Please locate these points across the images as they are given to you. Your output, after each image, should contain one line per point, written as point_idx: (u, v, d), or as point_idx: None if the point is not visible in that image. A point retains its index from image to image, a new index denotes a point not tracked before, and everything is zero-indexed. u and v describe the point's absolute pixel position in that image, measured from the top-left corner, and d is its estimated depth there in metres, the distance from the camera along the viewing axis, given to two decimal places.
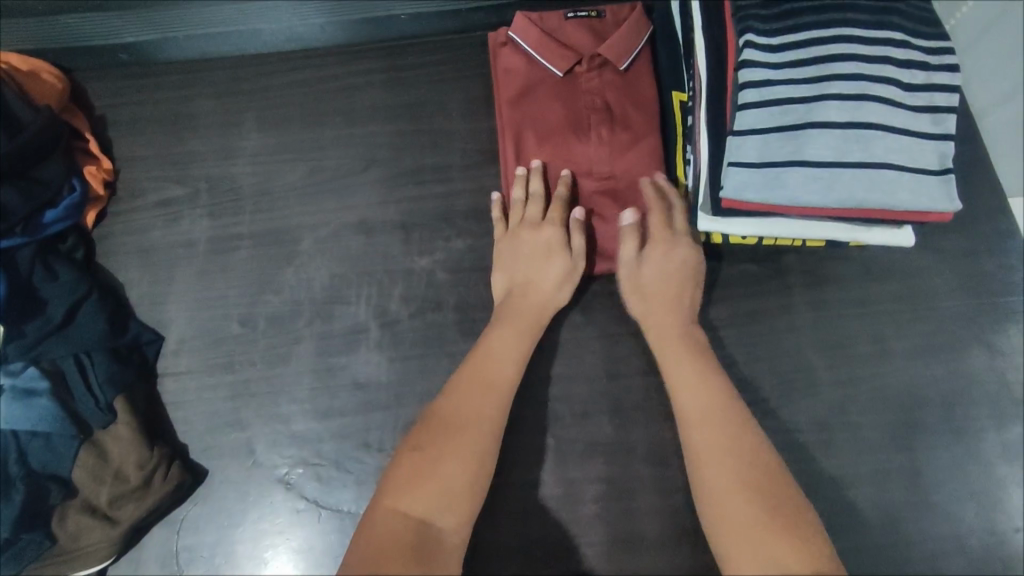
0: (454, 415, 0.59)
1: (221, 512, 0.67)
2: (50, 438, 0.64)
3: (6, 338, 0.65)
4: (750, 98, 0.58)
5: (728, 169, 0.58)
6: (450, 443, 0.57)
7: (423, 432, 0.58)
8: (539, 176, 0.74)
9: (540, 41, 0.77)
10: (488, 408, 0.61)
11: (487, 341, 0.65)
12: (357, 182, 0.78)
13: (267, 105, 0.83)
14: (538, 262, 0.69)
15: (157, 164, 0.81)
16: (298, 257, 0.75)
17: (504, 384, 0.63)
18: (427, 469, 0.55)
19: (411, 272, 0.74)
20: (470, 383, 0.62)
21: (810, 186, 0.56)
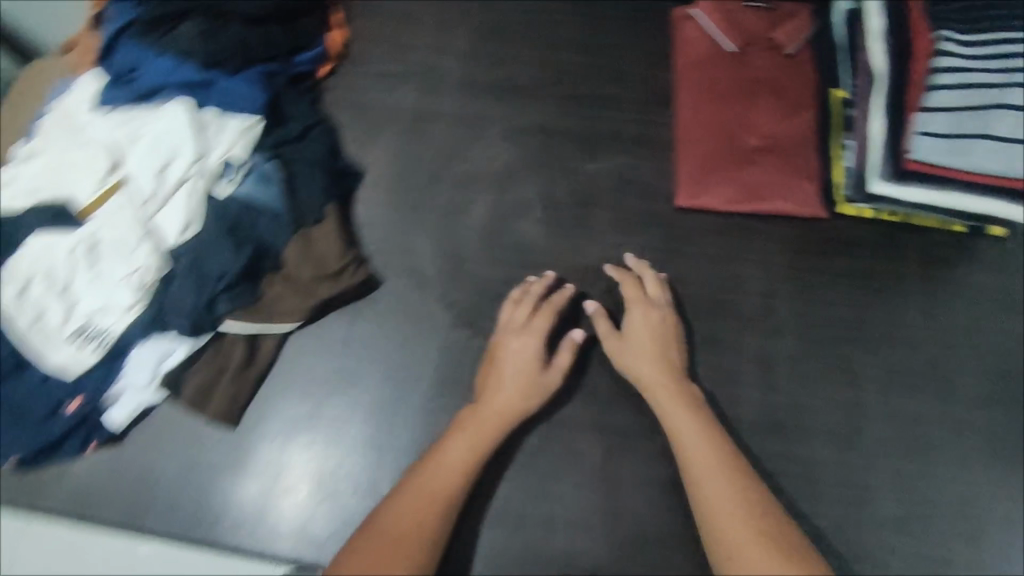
0: (412, 498, 0.64)
1: (389, 318, 0.79)
2: (274, 219, 0.77)
3: (262, 133, 0.80)
4: (946, 80, 0.71)
5: (918, 138, 0.73)
6: (412, 528, 0.62)
7: (383, 525, 0.62)
8: (536, 282, 0.78)
9: (722, 22, 0.92)
10: (452, 478, 0.66)
11: (439, 448, 0.68)
12: (544, 95, 0.92)
13: (479, 19, 0.97)
14: (517, 371, 0.72)
15: (383, 46, 0.96)
16: (487, 140, 0.89)
17: (472, 450, 0.68)
18: (395, 547, 0.61)
19: (579, 172, 0.87)
20: (411, 489, 0.65)
21: (989, 154, 0.70)
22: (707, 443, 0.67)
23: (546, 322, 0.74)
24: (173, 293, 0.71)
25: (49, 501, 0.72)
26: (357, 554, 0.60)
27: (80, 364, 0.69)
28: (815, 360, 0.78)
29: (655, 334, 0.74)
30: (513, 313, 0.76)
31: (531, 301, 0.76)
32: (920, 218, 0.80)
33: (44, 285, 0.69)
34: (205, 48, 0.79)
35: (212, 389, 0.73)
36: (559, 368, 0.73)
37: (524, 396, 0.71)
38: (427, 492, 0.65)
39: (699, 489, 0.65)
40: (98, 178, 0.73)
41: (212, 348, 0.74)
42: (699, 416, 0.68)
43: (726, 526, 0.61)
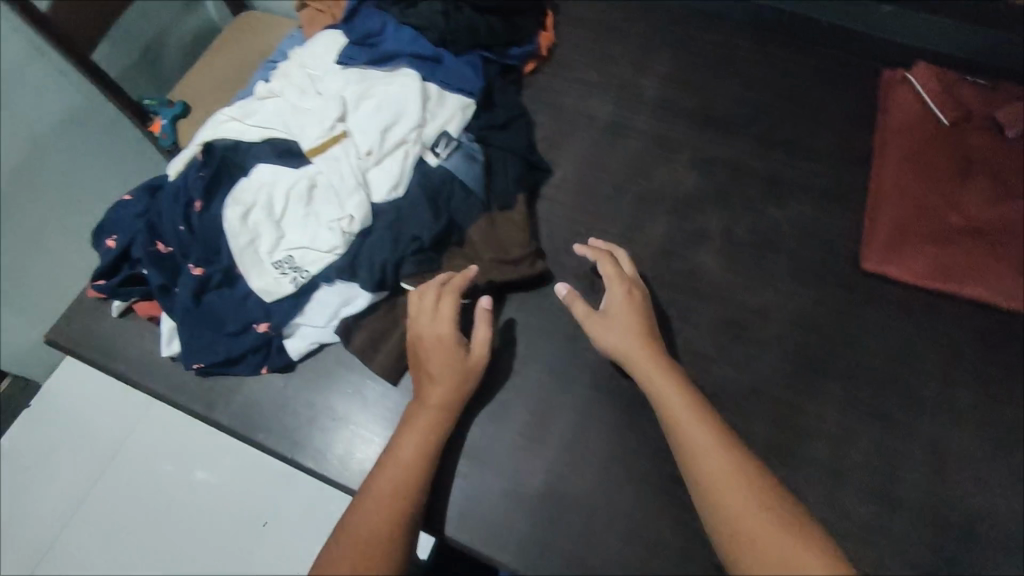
0: (382, 488, 0.64)
1: (554, 315, 0.80)
2: (470, 197, 0.80)
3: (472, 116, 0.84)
4: None
5: None
6: (380, 523, 0.61)
7: (357, 518, 0.62)
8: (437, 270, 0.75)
9: (941, 93, 0.89)
10: (410, 457, 0.66)
11: (391, 448, 0.67)
12: (738, 130, 0.91)
13: (684, 45, 0.98)
14: (439, 361, 0.70)
15: (587, 55, 0.98)
16: (674, 163, 0.90)
17: (418, 442, 0.67)
18: (373, 543, 0.60)
19: (761, 214, 0.86)
20: (374, 489, 0.64)
21: None
22: (693, 420, 0.64)
23: (485, 328, 0.73)
24: (370, 245, 0.75)
25: (214, 412, 0.75)
26: (334, 547, 0.60)
27: (277, 290, 0.74)
28: (990, 461, 0.72)
29: (637, 321, 0.72)
30: (418, 294, 0.74)
31: (440, 285, 0.73)
32: None
33: (262, 213, 0.74)
34: (442, 26, 0.83)
35: (382, 342, 0.77)
36: (468, 363, 0.71)
37: (457, 388, 0.70)
38: (394, 484, 0.64)
39: (694, 468, 0.62)
40: (326, 125, 0.78)
41: (388, 304, 0.78)
42: (682, 421, 0.64)
43: (731, 509, 0.58)
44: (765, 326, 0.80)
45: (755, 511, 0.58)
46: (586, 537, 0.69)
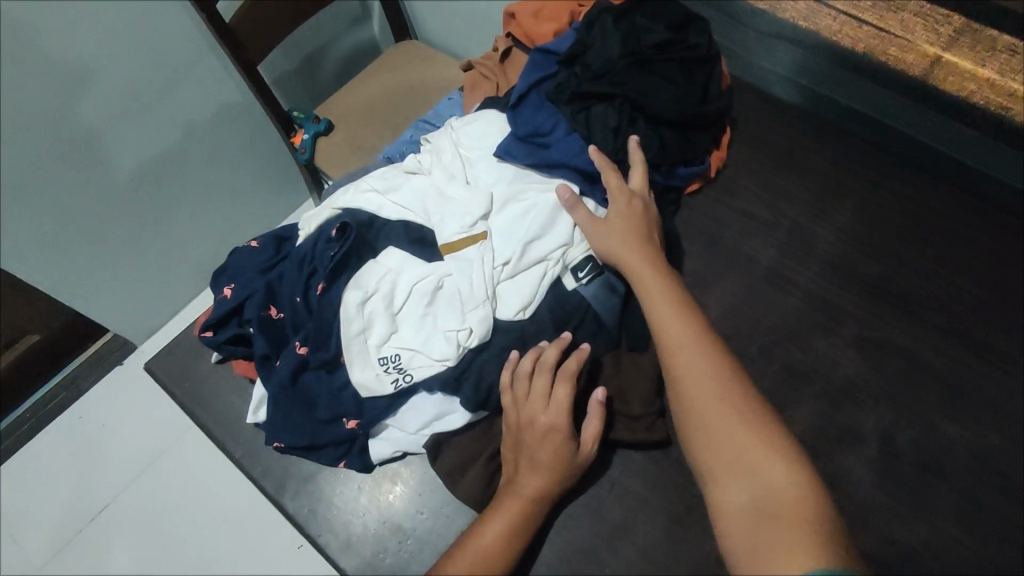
0: (462, 569, 0.62)
1: (663, 486, 0.71)
2: (600, 332, 0.73)
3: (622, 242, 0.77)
4: None
5: None
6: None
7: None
8: (551, 346, 0.68)
9: None
10: (496, 550, 0.63)
11: (477, 531, 0.64)
12: (920, 313, 0.78)
13: (874, 200, 0.86)
14: (543, 454, 0.65)
15: (757, 185, 0.89)
16: (836, 337, 0.78)
17: (507, 530, 0.63)
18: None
19: (932, 428, 0.72)
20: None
21: None
22: (689, 346, 0.64)
23: (597, 426, 0.66)
24: (483, 363, 0.70)
25: (284, 496, 0.72)
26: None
27: (375, 388, 0.69)
28: None
29: (635, 226, 0.72)
30: (529, 373, 0.67)
31: (549, 368, 0.66)
32: None
33: (381, 304, 0.70)
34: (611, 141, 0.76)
35: (468, 469, 0.70)
36: (570, 456, 0.66)
37: (556, 484, 0.65)
38: (475, 571, 0.61)
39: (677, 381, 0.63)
40: (469, 223, 0.72)
41: (484, 428, 0.71)
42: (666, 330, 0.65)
43: (711, 423, 0.59)
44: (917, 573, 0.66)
45: (735, 430, 0.58)
46: None
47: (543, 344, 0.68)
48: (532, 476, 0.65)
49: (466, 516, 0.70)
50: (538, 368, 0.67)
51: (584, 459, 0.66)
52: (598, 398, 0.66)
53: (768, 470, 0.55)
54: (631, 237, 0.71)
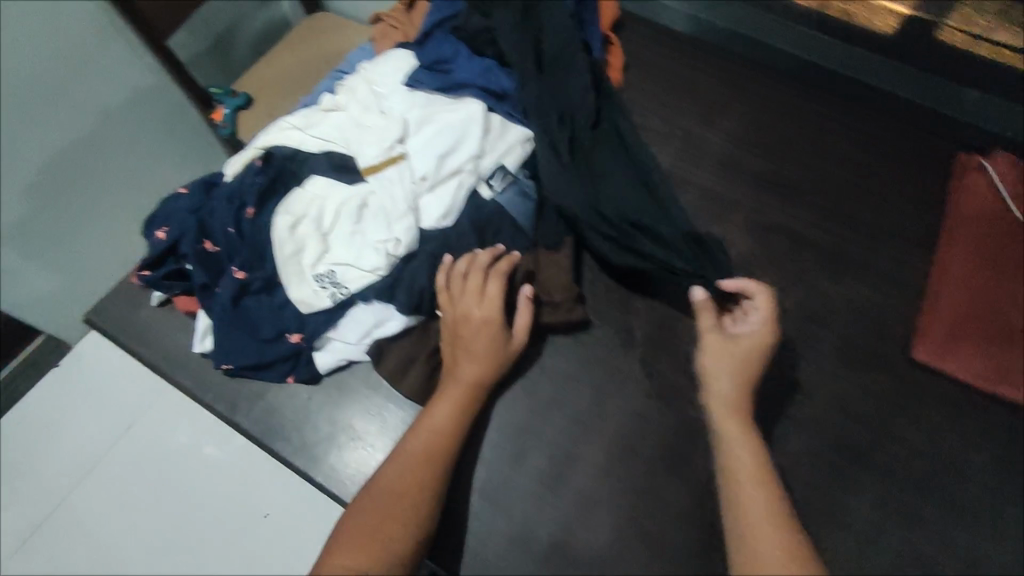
0: (411, 450, 0.68)
1: (587, 363, 0.79)
2: (517, 233, 0.80)
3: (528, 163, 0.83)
4: None
5: None
6: (408, 484, 0.65)
7: (386, 477, 0.66)
8: (483, 251, 0.75)
9: (1015, 189, 0.86)
10: (442, 429, 0.69)
11: (424, 415, 0.70)
12: (802, 195, 0.88)
13: (753, 104, 0.96)
14: (477, 343, 0.72)
15: (653, 102, 0.97)
16: (728, 222, 0.87)
17: (448, 411, 0.70)
18: (397, 498, 0.64)
19: (814, 287, 0.83)
20: (407, 458, 0.67)
21: None
22: (757, 457, 0.65)
23: (525, 316, 0.74)
24: (413, 269, 0.75)
25: (238, 415, 0.76)
26: (364, 499, 0.65)
27: (315, 303, 0.74)
28: None
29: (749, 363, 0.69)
30: (461, 275, 0.74)
31: (482, 267, 0.74)
32: None
33: (311, 225, 0.75)
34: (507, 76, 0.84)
35: (410, 368, 0.76)
36: (501, 341, 0.73)
37: (493, 370, 0.72)
38: (423, 449, 0.68)
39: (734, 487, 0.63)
40: (386, 145, 0.78)
41: (420, 331, 0.78)
42: (734, 445, 0.66)
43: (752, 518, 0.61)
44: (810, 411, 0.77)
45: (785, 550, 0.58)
46: None
47: (477, 251, 0.75)
48: (470, 361, 0.72)
49: (411, 409, 0.76)
50: (472, 268, 0.74)
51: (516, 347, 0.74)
52: (524, 293, 0.74)
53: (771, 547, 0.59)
54: (746, 365, 0.68)
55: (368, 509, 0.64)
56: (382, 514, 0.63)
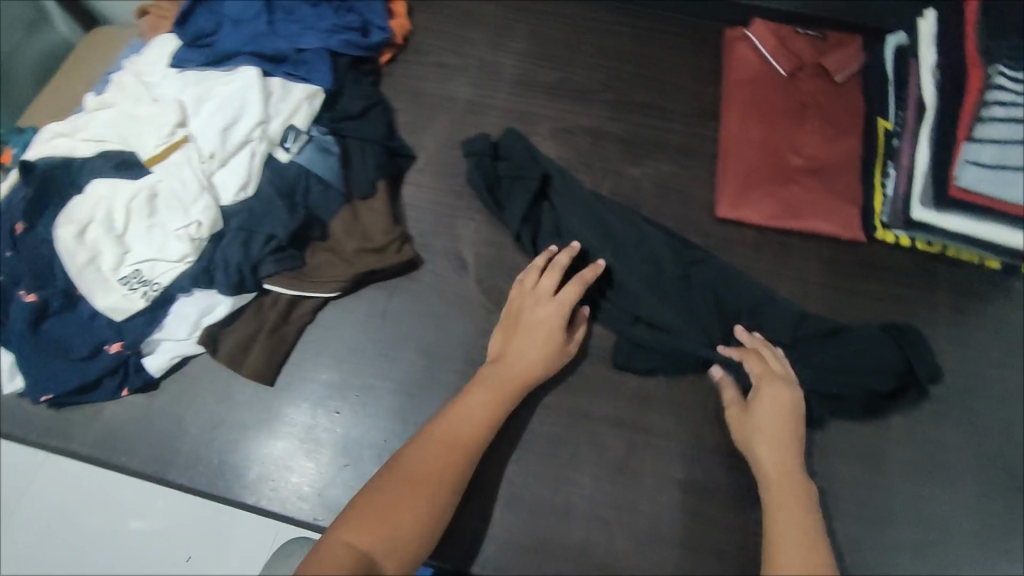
0: (456, 436, 0.64)
1: (426, 296, 0.80)
2: (327, 189, 0.79)
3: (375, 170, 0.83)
4: (996, 113, 0.72)
5: (963, 167, 0.74)
6: (444, 466, 0.62)
7: (420, 457, 0.62)
8: (562, 251, 0.76)
9: (775, 46, 0.93)
10: (481, 421, 0.66)
11: (459, 399, 0.67)
12: (596, 99, 0.94)
13: (537, 23, 1.00)
14: (540, 337, 0.71)
15: (442, 41, 0.99)
16: (534, 136, 0.91)
17: (498, 401, 0.67)
18: (428, 475, 0.61)
19: (622, 176, 0.89)
20: (435, 438, 0.64)
21: None
22: (786, 489, 0.64)
23: (581, 316, 0.75)
24: (224, 248, 0.73)
25: (72, 444, 0.72)
26: (391, 476, 0.61)
27: (128, 308, 0.71)
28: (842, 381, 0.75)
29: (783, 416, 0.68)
30: (532, 279, 0.75)
31: (560, 268, 0.74)
32: (955, 244, 0.80)
33: (100, 228, 0.71)
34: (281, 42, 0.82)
35: (249, 347, 0.75)
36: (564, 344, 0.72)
37: (550, 363, 0.71)
38: (467, 437, 0.65)
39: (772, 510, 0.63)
40: (164, 131, 0.74)
41: (251, 309, 0.76)
42: (786, 488, 0.64)
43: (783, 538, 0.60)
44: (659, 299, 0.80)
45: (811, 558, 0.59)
46: (474, 515, 0.69)
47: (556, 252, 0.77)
48: (536, 350, 0.70)
49: (259, 388, 0.75)
50: (550, 267, 0.75)
51: (572, 344, 0.73)
52: (585, 311, 0.76)
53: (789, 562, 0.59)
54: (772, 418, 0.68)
55: (398, 489, 0.60)
56: (413, 491, 0.60)
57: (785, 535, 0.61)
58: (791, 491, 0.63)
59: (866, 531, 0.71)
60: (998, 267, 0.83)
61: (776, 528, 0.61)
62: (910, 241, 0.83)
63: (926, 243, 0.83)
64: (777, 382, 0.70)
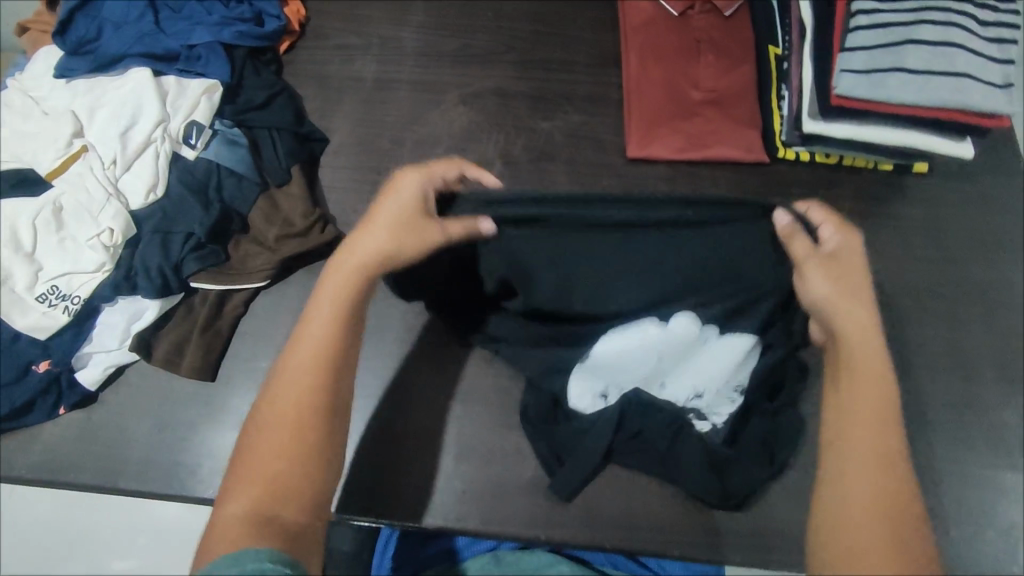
0: (299, 363, 0.57)
1: None
2: (241, 181, 0.79)
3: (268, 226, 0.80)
4: (861, 21, 0.76)
5: (841, 75, 0.75)
6: (306, 388, 0.56)
7: (271, 400, 0.56)
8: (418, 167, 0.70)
9: None
10: (332, 324, 0.59)
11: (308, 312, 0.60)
12: (499, 61, 0.96)
13: None
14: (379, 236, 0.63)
15: (340, 22, 0.98)
16: (444, 105, 0.93)
17: (335, 306, 0.60)
18: (281, 414, 0.55)
19: (534, 131, 0.91)
20: (292, 365, 0.57)
21: (908, 87, 0.73)
22: (874, 408, 0.58)
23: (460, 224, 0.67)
24: (142, 252, 0.73)
25: (16, 470, 0.71)
26: (259, 422, 0.56)
27: (51, 325, 0.70)
28: None
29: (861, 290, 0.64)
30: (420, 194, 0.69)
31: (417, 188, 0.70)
32: (849, 152, 0.83)
33: (8, 248, 0.70)
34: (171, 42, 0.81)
35: (185, 348, 0.74)
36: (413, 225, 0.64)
37: (396, 238, 0.63)
38: (312, 358, 0.57)
39: (857, 436, 0.57)
40: (61, 143, 0.73)
41: (182, 310, 0.76)
42: (884, 416, 0.58)
43: (858, 461, 0.55)
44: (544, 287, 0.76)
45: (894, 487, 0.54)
46: (431, 471, 0.72)
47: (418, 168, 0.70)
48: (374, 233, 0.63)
49: (201, 385, 0.75)
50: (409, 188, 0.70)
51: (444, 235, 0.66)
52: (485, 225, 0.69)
53: (872, 488, 0.54)
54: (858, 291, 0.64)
55: (254, 442, 0.54)
56: (273, 437, 0.54)
57: (853, 394, 0.59)
58: (872, 356, 0.61)
59: (808, 429, 0.74)
60: (892, 168, 0.87)
61: (851, 439, 0.57)
62: (810, 155, 0.87)
63: (824, 155, 0.86)
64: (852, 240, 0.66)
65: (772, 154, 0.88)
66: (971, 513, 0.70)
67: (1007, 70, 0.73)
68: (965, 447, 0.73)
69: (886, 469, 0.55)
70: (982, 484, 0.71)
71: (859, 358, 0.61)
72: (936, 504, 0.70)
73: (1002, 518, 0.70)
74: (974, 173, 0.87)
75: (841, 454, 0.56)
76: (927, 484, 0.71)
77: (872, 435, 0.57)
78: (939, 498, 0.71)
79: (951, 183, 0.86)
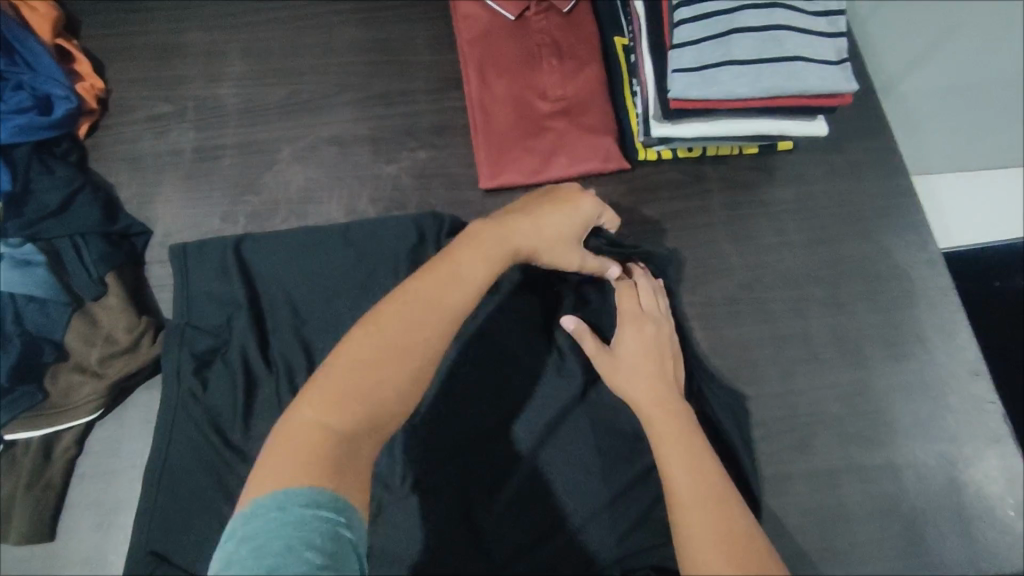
0: (418, 314, 0.51)
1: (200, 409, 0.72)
2: (46, 305, 0.70)
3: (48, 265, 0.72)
4: (685, 14, 0.69)
5: (673, 76, 0.69)
6: (416, 349, 0.50)
7: (384, 323, 0.50)
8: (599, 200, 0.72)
9: None
10: (473, 280, 0.55)
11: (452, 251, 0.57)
12: (331, 103, 0.87)
13: (250, 38, 0.90)
14: (555, 232, 0.64)
15: (146, 88, 0.87)
16: (277, 164, 0.84)
17: (480, 270, 0.56)
18: (386, 379, 0.48)
19: (379, 177, 0.84)
20: (405, 307, 0.51)
21: (741, 79, 0.67)
22: (702, 482, 0.55)
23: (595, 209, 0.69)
24: None
25: None
26: (326, 386, 0.47)
27: None
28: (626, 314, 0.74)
29: (645, 352, 0.66)
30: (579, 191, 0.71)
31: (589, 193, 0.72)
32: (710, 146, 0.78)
33: None
34: None
35: (11, 512, 0.65)
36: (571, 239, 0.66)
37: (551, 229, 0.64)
38: (424, 344, 0.50)
39: (686, 508, 0.53)
40: None
41: (2, 467, 0.67)
42: (722, 486, 0.55)
43: (702, 546, 0.51)
44: (339, 269, 0.76)
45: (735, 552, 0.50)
46: None
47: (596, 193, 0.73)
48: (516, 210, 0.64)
49: (36, 548, 0.66)
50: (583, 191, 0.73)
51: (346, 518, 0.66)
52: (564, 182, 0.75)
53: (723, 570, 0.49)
54: (652, 356, 0.66)
55: (298, 444, 0.44)
56: (388, 354, 0.49)
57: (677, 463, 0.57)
58: (657, 378, 0.64)
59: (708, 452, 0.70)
60: (758, 149, 0.82)
61: (681, 509, 0.54)
62: (673, 153, 0.81)
63: (686, 151, 0.81)
64: (639, 318, 0.69)
65: (634, 159, 0.83)
66: (875, 502, 0.68)
67: (844, 47, 0.70)
68: (860, 436, 0.71)
69: (738, 547, 0.50)
70: (878, 468, 0.69)
71: (666, 437, 0.59)
72: (840, 499, 0.68)
73: (904, 501, 0.68)
74: (839, 140, 0.84)
75: (681, 527, 0.53)
76: (827, 481, 0.69)
77: (718, 526, 0.52)
78: (842, 493, 0.69)
79: (816, 157, 0.83)
